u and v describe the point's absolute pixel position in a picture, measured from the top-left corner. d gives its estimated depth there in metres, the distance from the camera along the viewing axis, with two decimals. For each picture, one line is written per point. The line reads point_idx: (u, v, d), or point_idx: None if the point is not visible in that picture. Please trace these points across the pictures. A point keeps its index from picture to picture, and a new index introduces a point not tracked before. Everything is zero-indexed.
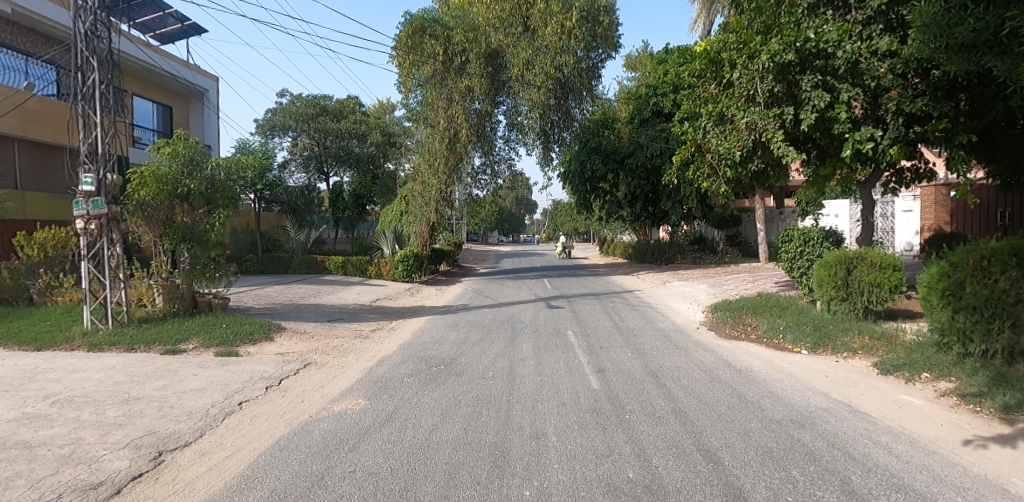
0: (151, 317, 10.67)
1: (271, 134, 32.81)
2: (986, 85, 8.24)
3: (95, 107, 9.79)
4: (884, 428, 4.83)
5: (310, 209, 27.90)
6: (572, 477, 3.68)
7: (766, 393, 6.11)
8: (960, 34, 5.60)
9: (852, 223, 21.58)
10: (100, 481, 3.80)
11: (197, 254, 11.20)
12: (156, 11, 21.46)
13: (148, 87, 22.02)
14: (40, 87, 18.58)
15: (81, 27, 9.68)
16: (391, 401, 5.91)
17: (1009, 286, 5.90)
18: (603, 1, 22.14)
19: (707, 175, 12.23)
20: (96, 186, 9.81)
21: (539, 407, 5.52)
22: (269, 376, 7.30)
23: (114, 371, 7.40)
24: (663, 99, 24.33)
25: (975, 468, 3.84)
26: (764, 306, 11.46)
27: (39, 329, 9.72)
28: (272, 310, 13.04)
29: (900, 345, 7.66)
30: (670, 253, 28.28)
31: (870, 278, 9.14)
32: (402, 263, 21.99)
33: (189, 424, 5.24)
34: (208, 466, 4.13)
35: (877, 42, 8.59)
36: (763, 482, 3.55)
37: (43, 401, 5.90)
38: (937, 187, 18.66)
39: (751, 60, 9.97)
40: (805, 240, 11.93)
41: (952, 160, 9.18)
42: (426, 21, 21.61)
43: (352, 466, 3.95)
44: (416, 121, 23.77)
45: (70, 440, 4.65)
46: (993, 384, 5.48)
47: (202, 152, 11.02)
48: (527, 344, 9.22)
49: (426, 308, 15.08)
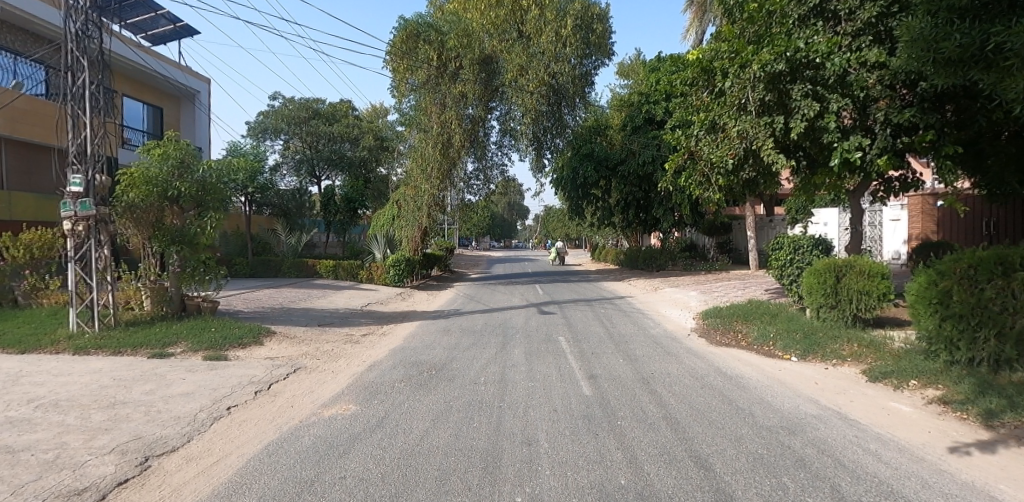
0: (139, 320, 10.59)
1: (262, 137, 32.65)
2: (972, 98, 8.40)
3: (85, 108, 9.69)
4: (873, 435, 4.87)
5: (302, 212, 27.85)
6: (563, 483, 3.67)
7: (756, 400, 6.14)
8: (947, 49, 5.77)
9: (841, 231, 21.93)
10: (84, 486, 3.75)
11: (187, 257, 11.04)
12: (148, 12, 21.32)
13: (138, 88, 21.83)
14: (29, 86, 18.33)
15: (72, 26, 9.59)
16: (382, 407, 5.88)
17: (995, 294, 5.98)
18: (596, 9, 22.36)
19: (700, 183, 12.32)
20: (85, 187, 9.70)
21: (531, 413, 5.52)
22: (258, 380, 7.25)
23: (99, 375, 7.30)
24: (656, 107, 24.56)
25: (962, 474, 3.88)
26: (755, 313, 11.51)
27: (24, 332, 9.59)
28: (263, 314, 12.93)
29: (888, 352, 7.72)
30: (661, 260, 28.40)
31: (859, 286, 9.22)
32: (393, 268, 21.82)
33: (177, 429, 5.18)
34: (196, 471, 4.08)
35: (866, 53, 8.82)
36: (754, 488, 3.56)
37: (27, 404, 5.82)
38: (925, 196, 18.88)
39: (742, 69, 10.09)
40: (796, 247, 12.04)
41: (939, 169, 9.32)
42: (420, 26, 21.71)
43: (342, 472, 3.92)
44: (408, 126, 23.60)
45: (54, 445, 4.59)
46: (978, 391, 5.55)
47: (193, 154, 10.91)
48: (519, 349, 9.23)
49: (417, 313, 15.03)
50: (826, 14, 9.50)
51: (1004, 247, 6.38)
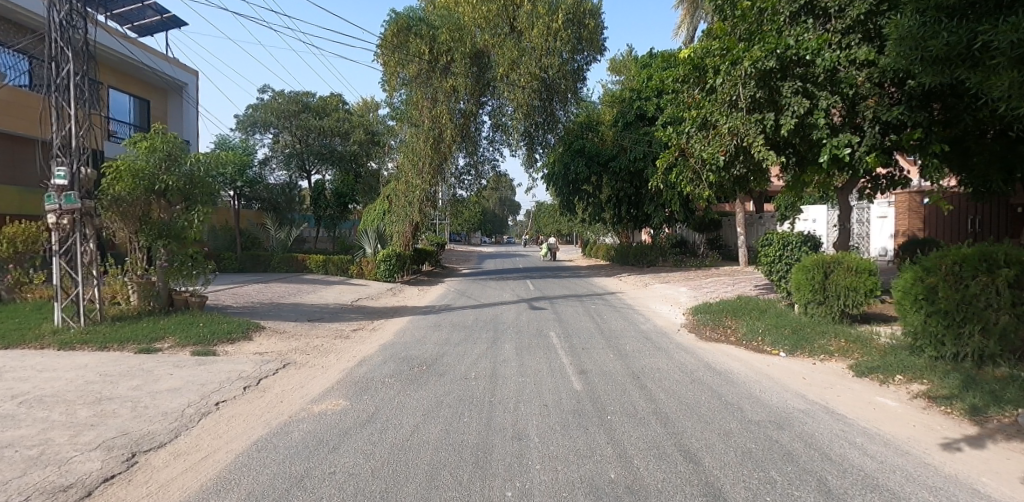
0: (125, 315, 10.47)
1: (251, 131, 32.40)
2: (959, 96, 8.45)
3: (69, 99, 9.51)
4: (859, 429, 4.93)
5: (292, 207, 27.94)
6: (554, 478, 3.68)
7: (745, 394, 6.20)
8: (935, 47, 5.85)
9: (829, 228, 22.44)
10: (70, 483, 3.70)
11: (174, 251, 11.00)
12: (135, 2, 21.06)
13: (124, 80, 21.57)
14: (11, 77, 18.02)
15: (56, 16, 9.41)
16: (373, 402, 5.84)
17: (980, 291, 6.09)
18: (588, 5, 22.33)
19: (691, 180, 12.40)
20: (70, 180, 9.55)
21: (521, 408, 5.53)
22: (247, 376, 7.18)
23: (85, 370, 7.20)
24: (646, 103, 24.54)
25: (947, 468, 3.94)
26: (744, 309, 11.61)
27: (8, 327, 9.44)
28: (251, 309, 12.80)
29: (875, 347, 7.81)
30: (651, 256, 28.60)
31: (846, 282, 9.33)
32: (384, 263, 21.83)
33: (164, 424, 5.13)
34: (183, 467, 4.04)
35: (856, 51, 8.87)
36: (742, 482, 3.59)
37: (10, 400, 5.73)
38: (912, 194, 19.13)
39: (734, 66, 10.16)
40: (785, 244, 12.12)
41: (925, 167, 9.44)
42: (411, 20, 21.47)
43: (330, 468, 3.90)
44: (399, 121, 23.23)
45: (38, 441, 4.52)
46: (963, 387, 5.61)
47: (182, 147, 10.81)
48: (509, 344, 9.25)
49: (408, 308, 14.99)
50: (816, 12, 9.51)
51: (988, 244, 6.53)
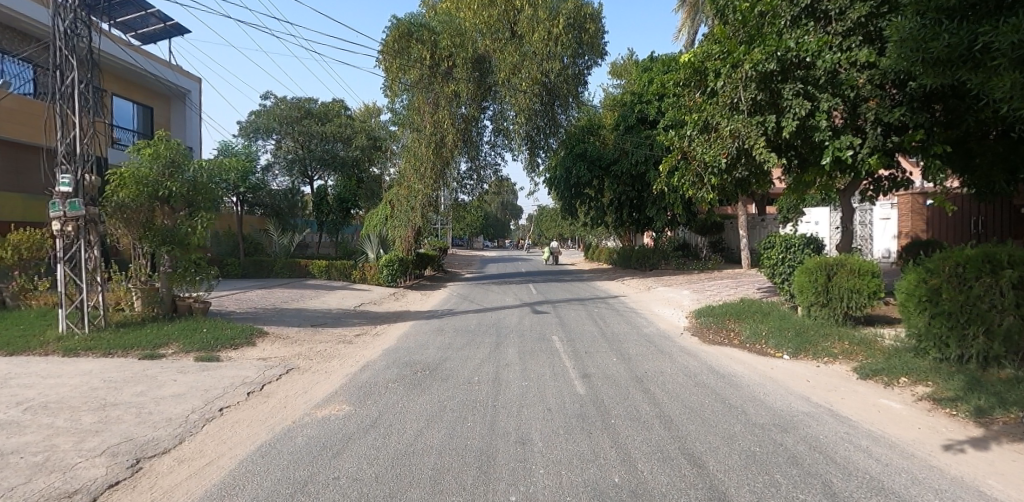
0: (129, 321, 10.49)
1: (253, 137, 32.58)
2: (961, 97, 8.44)
3: (73, 107, 9.58)
4: (863, 431, 4.92)
5: (294, 212, 27.98)
6: (558, 482, 3.68)
7: (749, 397, 6.19)
8: (935, 48, 5.86)
9: (832, 230, 22.41)
10: (75, 489, 3.71)
11: (178, 257, 11.04)
12: (138, 10, 21.18)
13: (128, 87, 21.70)
14: (16, 85, 18.12)
15: (61, 24, 9.47)
16: (376, 407, 5.85)
17: (984, 292, 6.09)
18: (589, 9, 22.41)
19: (692, 183, 12.38)
20: (74, 187, 9.61)
21: (524, 412, 5.53)
22: (250, 381, 7.19)
23: (89, 376, 7.23)
24: (648, 106, 24.52)
25: (952, 470, 3.92)
26: (747, 311, 11.60)
27: (13, 333, 9.49)
28: (255, 314, 12.82)
29: (878, 350, 7.79)
30: (654, 259, 28.56)
31: (849, 284, 9.29)
32: (387, 267, 21.76)
33: (168, 430, 5.14)
34: (187, 473, 4.06)
35: (856, 53, 8.86)
36: (746, 485, 3.58)
37: (15, 407, 5.75)
38: (914, 195, 19.19)
39: (735, 69, 10.17)
40: (787, 246, 12.10)
41: (927, 169, 9.42)
42: (412, 26, 21.59)
43: (335, 473, 3.91)
44: (401, 125, 23.33)
45: (43, 447, 4.54)
46: (968, 389, 5.59)
47: (185, 154, 10.87)
48: (512, 349, 9.24)
49: (411, 313, 15.00)
50: (817, 14, 9.46)
51: (991, 245, 6.52)
